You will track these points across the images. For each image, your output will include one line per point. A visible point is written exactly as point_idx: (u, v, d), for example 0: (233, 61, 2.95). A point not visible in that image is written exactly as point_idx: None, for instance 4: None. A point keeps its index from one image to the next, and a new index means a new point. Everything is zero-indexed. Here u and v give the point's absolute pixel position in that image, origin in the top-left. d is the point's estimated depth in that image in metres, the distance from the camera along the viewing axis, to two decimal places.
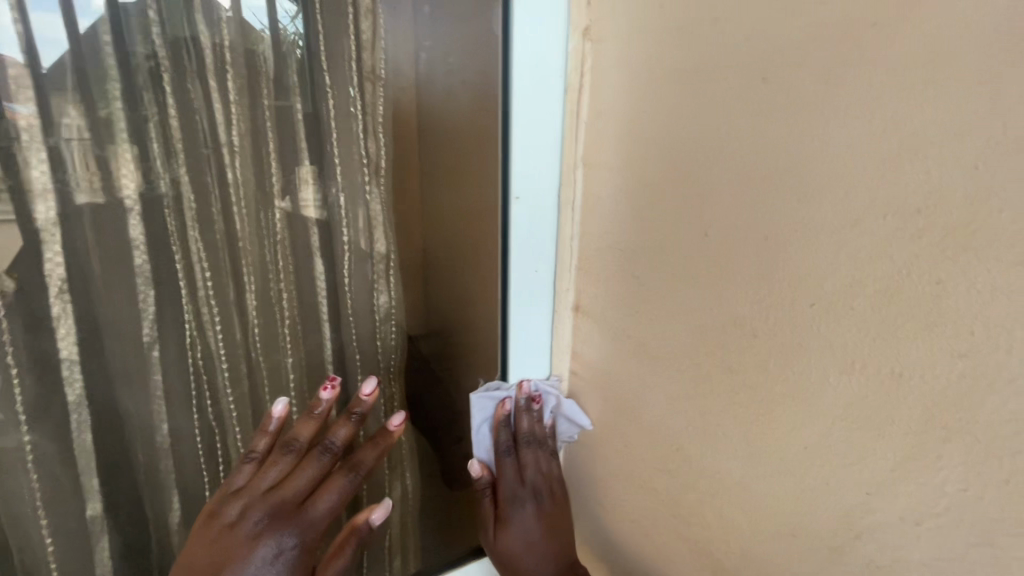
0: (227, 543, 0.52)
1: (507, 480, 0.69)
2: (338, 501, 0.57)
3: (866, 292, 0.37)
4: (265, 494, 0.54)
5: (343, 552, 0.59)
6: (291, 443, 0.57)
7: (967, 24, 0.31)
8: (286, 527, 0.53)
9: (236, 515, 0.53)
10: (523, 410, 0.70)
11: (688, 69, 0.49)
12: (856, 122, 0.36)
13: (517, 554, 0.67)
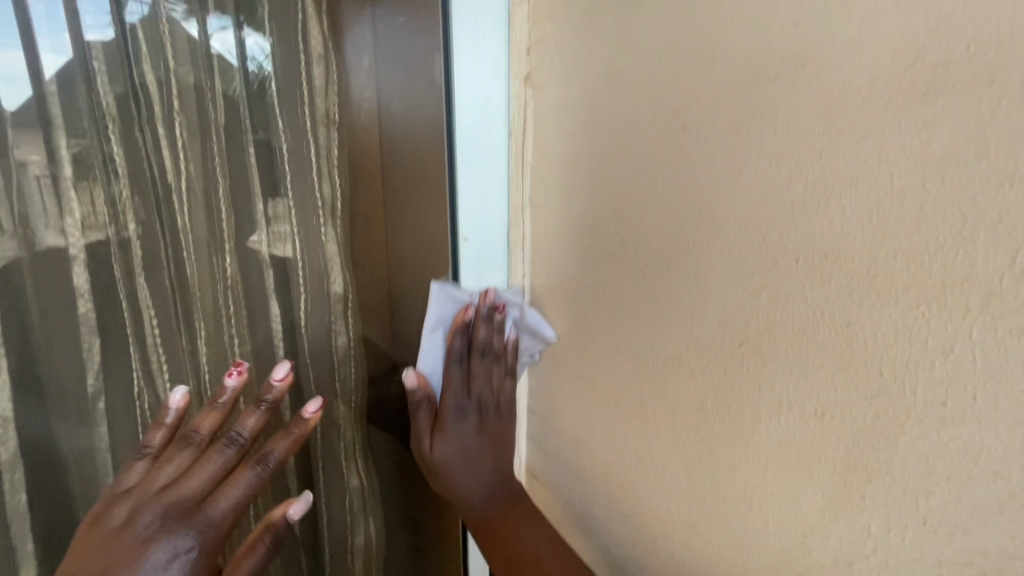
0: (108, 555, 0.39)
1: (453, 389, 0.59)
2: (246, 498, 0.45)
3: (787, 333, 0.38)
4: (157, 495, 0.42)
5: (254, 551, 0.48)
6: (189, 436, 0.44)
7: (854, 79, 0.32)
8: (184, 530, 0.41)
9: (118, 522, 0.40)
10: (483, 319, 0.59)
11: (614, 117, 0.51)
12: (768, 169, 0.38)
13: (453, 465, 0.58)
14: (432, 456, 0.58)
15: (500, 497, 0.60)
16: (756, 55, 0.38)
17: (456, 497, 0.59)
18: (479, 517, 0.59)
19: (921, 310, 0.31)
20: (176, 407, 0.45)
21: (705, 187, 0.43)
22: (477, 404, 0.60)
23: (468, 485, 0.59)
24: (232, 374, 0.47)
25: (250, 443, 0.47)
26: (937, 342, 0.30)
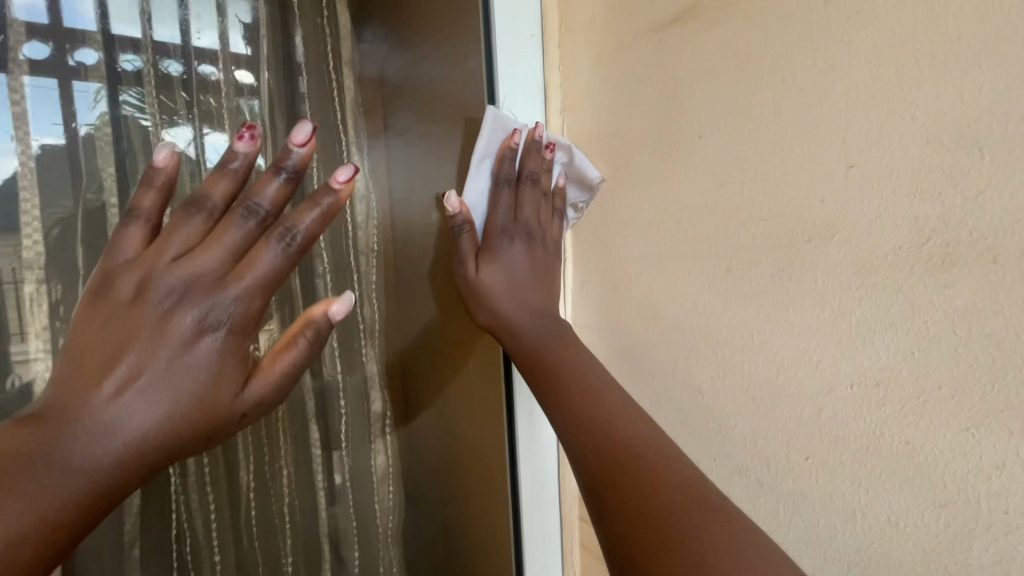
0: (126, 327, 0.35)
1: (502, 214, 0.60)
2: (277, 273, 0.39)
3: (850, 448, 0.44)
4: (172, 264, 0.36)
5: (297, 342, 0.41)
6: (199, 202, 0.39)
7: (879, 247, 0.41)
8: (207, 300, 0.36)
9: (131, 293, 0.36)
10: (534, 151, 0.61)
11: (652, 254, 0.58)
12: (812, 309, 0.45)
13: (498, 288, 0.59)
14: (477, 278, 0.60)
15: (547, 327, 0.59)
16: (787, 219, 0.47)
17: (501, 320, 0.60)
18: (530, 350, 0.58)
19: (971, 431, 0.38)
20: (176, 175, 0.40)
21: (753, 321, 0.50)
22: (524, 229, 0.61)
23: (512, 307, 0.59)
24: (242, 138, 0.40)
25: (272, 216, 0.39)
26: (990, 457, 0.37)
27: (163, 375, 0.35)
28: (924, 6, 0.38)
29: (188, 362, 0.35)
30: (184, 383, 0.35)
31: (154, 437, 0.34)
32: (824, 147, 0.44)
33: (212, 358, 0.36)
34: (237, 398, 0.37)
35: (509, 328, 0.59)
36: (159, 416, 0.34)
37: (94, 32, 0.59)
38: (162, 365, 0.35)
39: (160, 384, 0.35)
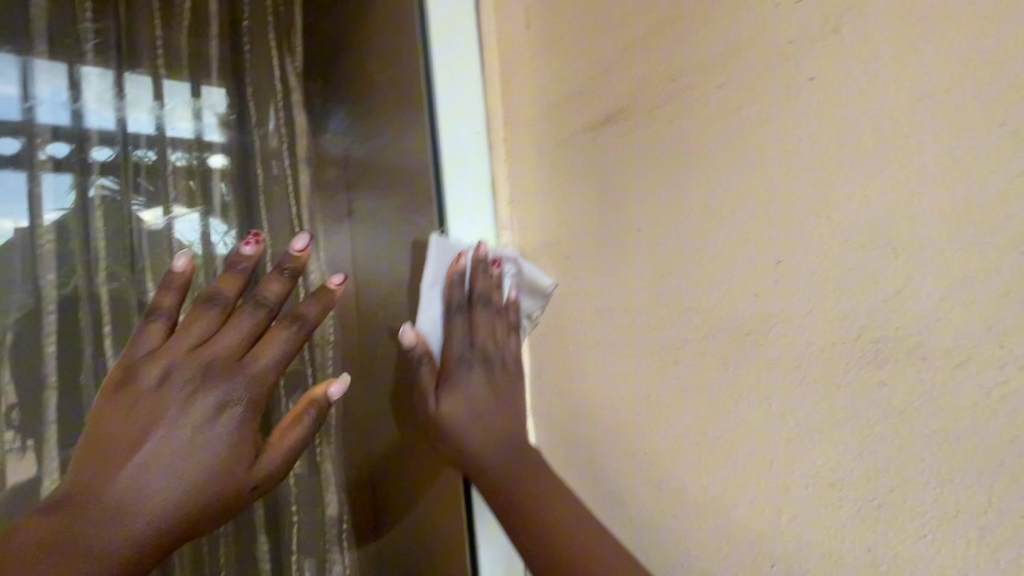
0: (148, 413, 0.41)
1: (455, 341, 0.57)
2: (284, 356, 0.47)
3: (812, 553, 0.42)
4: (191, 353, 0.43)
5: (301, 421, 0.48)
6: (212, 297, 0.46)
7: (813, 341, 0.41)
8: (227, 383, 0.43)
9: (153, 382, 0.42)
10: (482, 271, 0.59)
11: (606, 343, 0.58)
12: (758, 403, 0.44)
13: (458, 421, 0.55)
14: (436, 412, 0.56)
15: (513, 456, 0.54)
16: (724, 312, 0.47)
17: (464, 454, 0.55)
18: (495, 484, 0.54)
19: (928, 536, 0.36)
20: (189, 272, 0.46)
21: (705, 416, 0.48)
22: (481, 355, 0.57)
23: (475, 441, 0.55)
24: (248, 244, 0.48)
25: (277, 307, 0.48)
26: (951, 567, 0.35)
27: (180, 457, 0.41)
28: (823, 113, 0.40)
29: (205, 443, 0.42)
30: (201, 461, 0.41)
31: (175, 514, 0.40)
32: (751, 242, 0.44)
33: (226, 438, 0.43)
34: (250, 475, 0.44)
35: (474, 465, 0.55)
36: (178, 496, 0.40)
37: (66, 126, 0.71)
38: (180, 448, 0.41)
39: (181, 464, 0.41)
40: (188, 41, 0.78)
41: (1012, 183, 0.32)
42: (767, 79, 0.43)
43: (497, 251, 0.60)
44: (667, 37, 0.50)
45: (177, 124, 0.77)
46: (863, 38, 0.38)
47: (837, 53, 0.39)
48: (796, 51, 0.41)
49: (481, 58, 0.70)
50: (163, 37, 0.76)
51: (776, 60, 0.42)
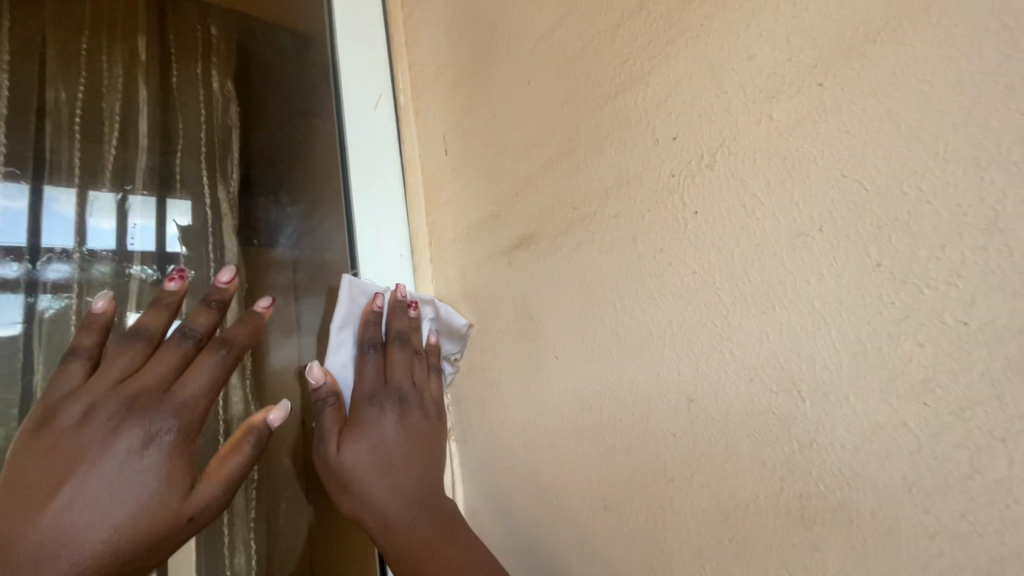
0: (73, 449, 0.43)
1: (367, 380, 0.58)
2: (214, 381, 0.49)
3: None
4: (116, 387, 0.46)
5: (240, 449, 0.50)
6: (138, 334, 0.49)
7: (738, 493, 0.36)
8: (153, 413, 0.45)
9: (77, 418, 0.44)
10: (399, 313, 0.62)
11: (539, 483, 0.53)
12: (694, 564, 0.39)
13: (363, 469, 0.53)
14: (340, 458, 0.54)
15: (427, 514, 0.52)
16: (647, 453, 0.42)
17: (368, 505, 0.52)
18: (402, 544, 0.51)
19: None
20: (110, 316, 0.50)
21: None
22: (393, 394, 0.58)
23: (382, 490, 0.52)
24: (173, 281, 0.52)
25: (204, 338, 0.51)
26: None
27: (111, 488, 0.42)
28: (712, 246, 0.38)
29: (136, 471, 0.43)
30: (132, 486, 0.43)
31: (110, 543, 0.41)
32: (664, 377, 0.41)
33: (158, 464, 0.44)
34: (185, 501, 0.45)
35: (378, 518, 0.52)
36: (110, 525, 0.41)
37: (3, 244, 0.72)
38: (110, 479, 0.42)
39: (111, 494, 0.42)
40: (115, 157, 0.81)
41: (900, 326, 0.29)
42: (657, 210, 0.42)
43: (414, 294, 0.64)
44: (567, 168, 0.50)
45: (127, 229, 0.79)
46: (737, 173, 0.37)
47: (715, 187, 0.38)
48: (680, 184, 0.40)
49: (403, 182, 0.72)
50: (87, 158, 0.79)
51: (663, 193, 0.41)
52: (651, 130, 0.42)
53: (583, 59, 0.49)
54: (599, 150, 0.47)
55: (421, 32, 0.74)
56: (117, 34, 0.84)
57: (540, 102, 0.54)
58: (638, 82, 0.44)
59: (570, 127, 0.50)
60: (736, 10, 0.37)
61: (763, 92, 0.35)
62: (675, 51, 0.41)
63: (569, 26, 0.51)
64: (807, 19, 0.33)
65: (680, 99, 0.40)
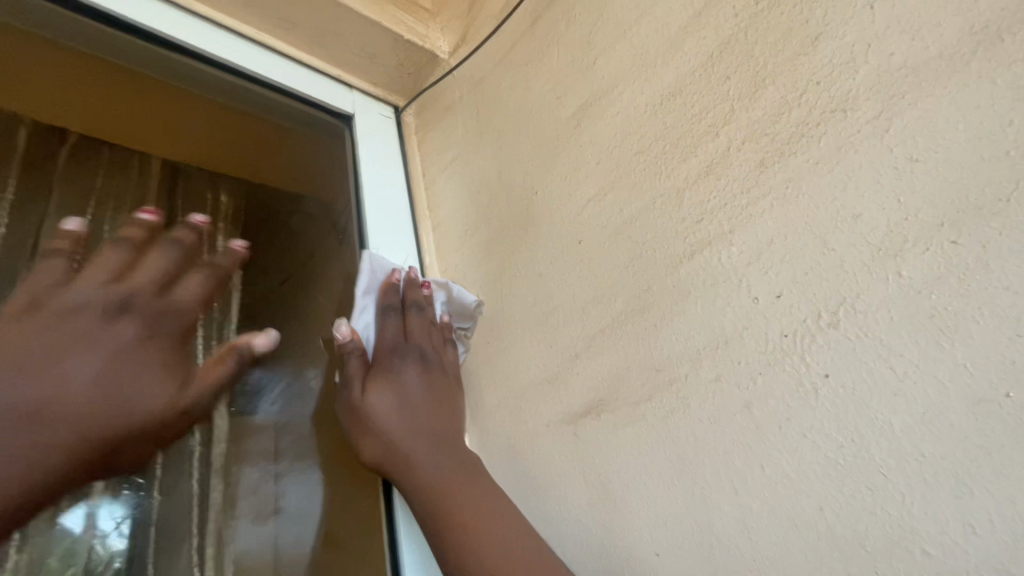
0: (71, 329, 0.40)
1: (388, 338, 0.58)
2: (204, 294, 0.51)
3: None
4: (110, 283, 0.44)
5: (223, 362, 0.51)
6: (122, 240, 0.48)
7: None
8: (155, 311, 0.45)
9: (64, 308, 0.41)
10: (414, 287, 0.62)
11: None
12: None
13: (388, 414, 0.53)
14: (365, 403, 0.53)
15: (452, 462, 0.51)
16: None
17: (389, 445, 0.52)
18: (425, 489, 0.49)
19: None
20: (81, 235, 0.48)
21: None
22: (416, 353, 0.57)
23: (403, 432, 0.52)
24: (146, 212, 0.51)
25: (187, 254, 0.51)
26: None
27: (119, 365, 0.41)
28: (861, 414, 0.33)
29: (141, 355, 0.43)
30: (123, 372, 0.41)
31: (112, 417, 0.40)
32: None
33: (150, 354, 0.43)
34: (180, 393, 0.45)
35: (401, 458, 0.51)
36: (113, 402, 0.40)
37: None
38: (117, 357, 0.41)
39: (117, 372, 0.41)
40: None
41: None
42: (773, 374, 0.38)
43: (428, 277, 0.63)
44: (642, 326, 0.47)
45: None
46: (869, 331, 0.34)
47: (845, 349, 0.35)
48: (797, 345, 0.37)
49: None
50: None
51: (777, 354, 0.38)
52: (745, 289, 0.40)
53: (644, 218, 0.49)
54: (682, 308, 0.44)
55: (444, 195, 0.76)
56: (123, 209, 0.82)
57: (594, 258, 0.52)
58: (719, 241, 0.42)
59: (636, 283, 0.48)
60: (825, 174, 0.37)
61: (882, 250, 0.34)
62: (760, 212, 0.40)
63: (621, 190, 0.51)
64: (916, 182, 0.33)
65: (776, 256, 0.39)
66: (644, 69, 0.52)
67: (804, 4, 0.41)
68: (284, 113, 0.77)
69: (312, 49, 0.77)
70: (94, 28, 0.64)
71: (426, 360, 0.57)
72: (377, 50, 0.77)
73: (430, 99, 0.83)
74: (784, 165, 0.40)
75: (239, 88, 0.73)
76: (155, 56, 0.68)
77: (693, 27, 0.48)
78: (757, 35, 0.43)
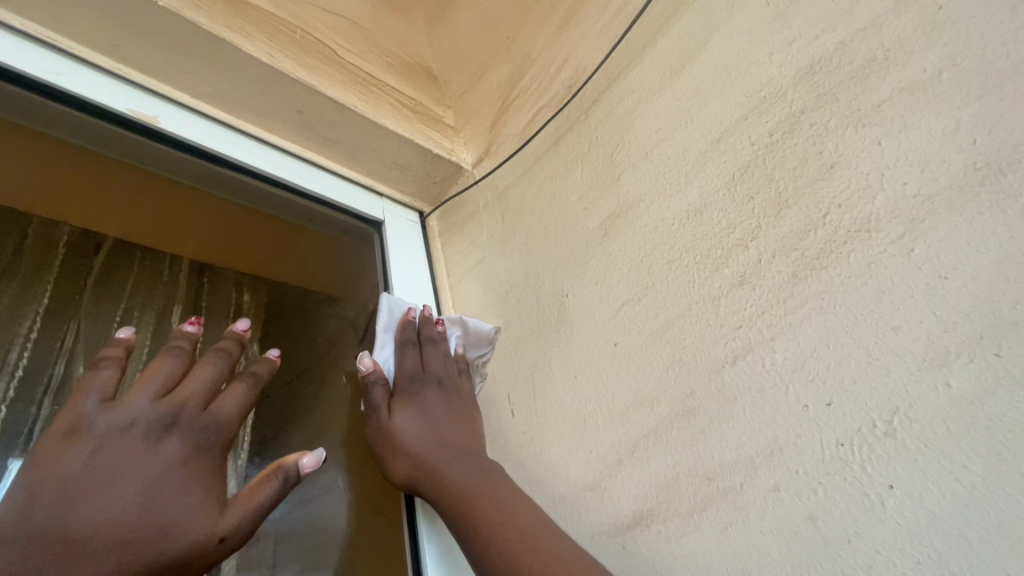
0: (113, 455, 0.39)
1: (408, 366, 0.61)
2: (247, 404, 0.49)
3: None
4: (154, 401, 0.43)
5: (268, 483, 0.46)
6: (169, 352, 0.48)
7: None
8: (198, 429, 0.44)
9: (113, 427, 0.41)
10: (428, 325, 0.66)
11: None
12: None
13: (414, 430, 0.55)
14: (391, 422, 0.56)
15: (479, 470, 0.52)
16: None
17: (418, 464, 0.53)
18: (456, 498, 0.50)
19: None
20: (132, 344, 0.48)
21: None
22: (434, 377, 0.61)
23: (429, 447, 0.54)
24: (193, 320, 0.51)
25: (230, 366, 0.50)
26: None
27: (157, 496, 0.39)
28: (934, 528, 0.33)
29: (181, 481, 0.40)
30: (164, 496, 0.39)
31: (144, 556, 0.36)
32: None
33: (192, 475, 0.41)
34: (218, 523, 0.41)
35: (430, 470, 0.52)
36: (148, 538, 0.37)
37: None
38: (154, 486, 0.39)
39: (154, 504, 0.38)
40: None
41: None
42: (834, 483, 0.38)
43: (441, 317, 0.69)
44: (688, 432, 0.47)
45: None
46: (928, 442, 0.35)
47: (906, 457, 0.35)
48: (855, 453, 0.37)
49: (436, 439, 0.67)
50: None
51: (835, 463, 0.38)
52: (793, 395, 0.41)
53: (681, 322, 0.51)
54: (729, 413, 0.45)
55: (471, 294, 0.78)
56: (149, 309, 0.85)
57: (631, 361, 0.54)
58: (761, 346, 0.44)
59: (679, 386, 0.49)
60: (859, 288, 0.40)
61: (928, 360, 0.36)
62: (798, 320, 0.43)
63: (655, 295, 0.54)
64: (949, 298, 0.36)
65: (821, 364, 0.41)
66: (669, 186, 0.57)
67: (815, 138, 0.47)
68: (316, 221, 0.80)
69: (349, 162, 0.82)
70: (143, 144, 0.67)
71: (444, 385, 0.61)
72: (409, 163, 0.84)
73: (455, 205, 0.88)
74: (817, 278, 0.43)
75: (277, 198, 0.76)
76: (194, 165, 0.71)
77: (712, 153, 0.54)
78: (776, 161, 0.49)
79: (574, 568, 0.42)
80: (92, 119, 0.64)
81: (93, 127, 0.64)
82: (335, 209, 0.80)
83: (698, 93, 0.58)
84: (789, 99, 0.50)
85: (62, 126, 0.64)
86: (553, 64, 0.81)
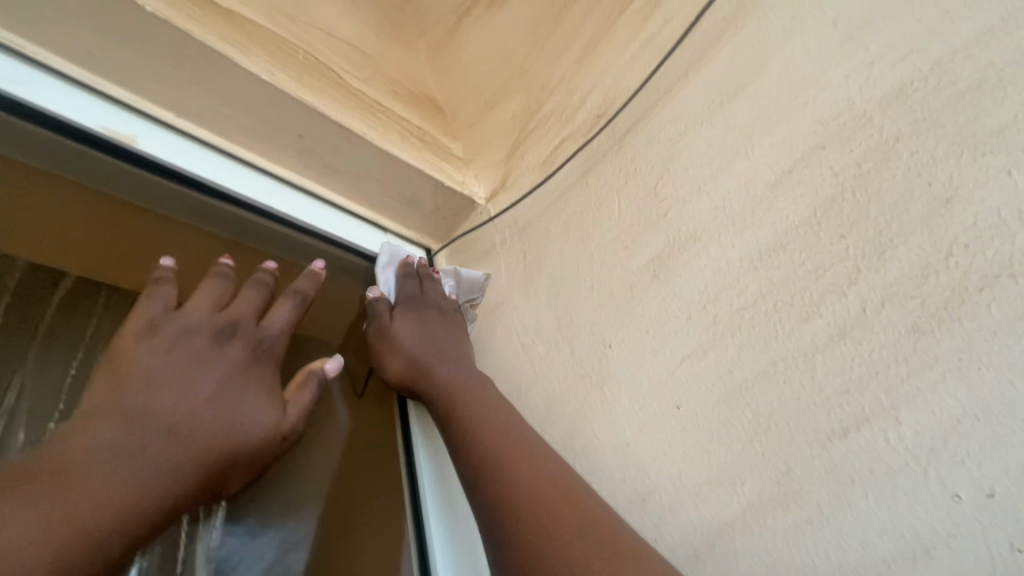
0: (186, 357, 0.43)
1: (410, 292, 0.63)
2: (294, 319, 0.53)
3: None
4: (212, 314, 0.48)
5: (306, 387, 0.50)
6: (219, 271, 0.52)
7: None
8: (255, 336, 0.49)
9: (182, 328, 0.45)
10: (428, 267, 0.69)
11: None
12: None
13: (412, 335, 0.57)
14: (392, 328, 0.57)
15: (474, 373, 0.54)
16: None
17: (413, 363, 0.55)
18: (448, 395, 0.51)
19: None
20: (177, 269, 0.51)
21: None
22: (435, 302, 0.63)
23: (427, 351, 0.56)
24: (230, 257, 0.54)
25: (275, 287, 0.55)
26: None
27: (228, 387, 0.44)
28: None
29: (244, 376, 0.46)
30: (232, 398, 0.43)
31: (223, 441, 0.41)
32: None
33: (252, 377, 0.46)
34: (282, 421, 0.45)
35: (425, 368, 0.54)
36: (225, 431, 0.41)
37: None
38: (226, 381, 0.44)
39: (226, 398, 0.43)
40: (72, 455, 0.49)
41: None
42: None
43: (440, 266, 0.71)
44: (791, 523, 0.38)
45: None
46: None
47: None
48: None
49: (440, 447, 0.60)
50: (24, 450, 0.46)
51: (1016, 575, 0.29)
52: (936, 482, 0.33)
53: (765, 382, 0.43)
54: (847, 501, 0.36)
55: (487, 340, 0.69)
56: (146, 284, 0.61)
57: (701, 428, 0.45)
58: (880, 418, 0.36)
59: (770, 463, 0.40)
60: (1012, 345, 0.33)
61: None
62: (929, 386, 0.35)
63: (726, 348, 0.46)
64: None
65: (972, 441, 0.33)
66: (731, 223, 0.50)
67: (919, 168, 0.40)
68: (311, 257, 0.69)
69: (352, 194, 0.74)
70: (124, 172, 0.58)
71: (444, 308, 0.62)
72: (418, 195, 0.76)
73: (465, 242, 0.80)
74: (948, 334, 0.35)
75: (265, 230, 0.66)
76: (178, 195, 0.61)
77: (783, 186, 0.48)
78: (871, 195, 0.42)
79: (603, 513, 0.39)
80: (69, 141, 0.55)
81: (68, 151, 0.55)
82: (334, 243, 0.71)
83: (757, 119, 0.52)
84: (877, 126, 0.44)
85: (29, 147, 0.54)
86: (577, 92, 0.75)
